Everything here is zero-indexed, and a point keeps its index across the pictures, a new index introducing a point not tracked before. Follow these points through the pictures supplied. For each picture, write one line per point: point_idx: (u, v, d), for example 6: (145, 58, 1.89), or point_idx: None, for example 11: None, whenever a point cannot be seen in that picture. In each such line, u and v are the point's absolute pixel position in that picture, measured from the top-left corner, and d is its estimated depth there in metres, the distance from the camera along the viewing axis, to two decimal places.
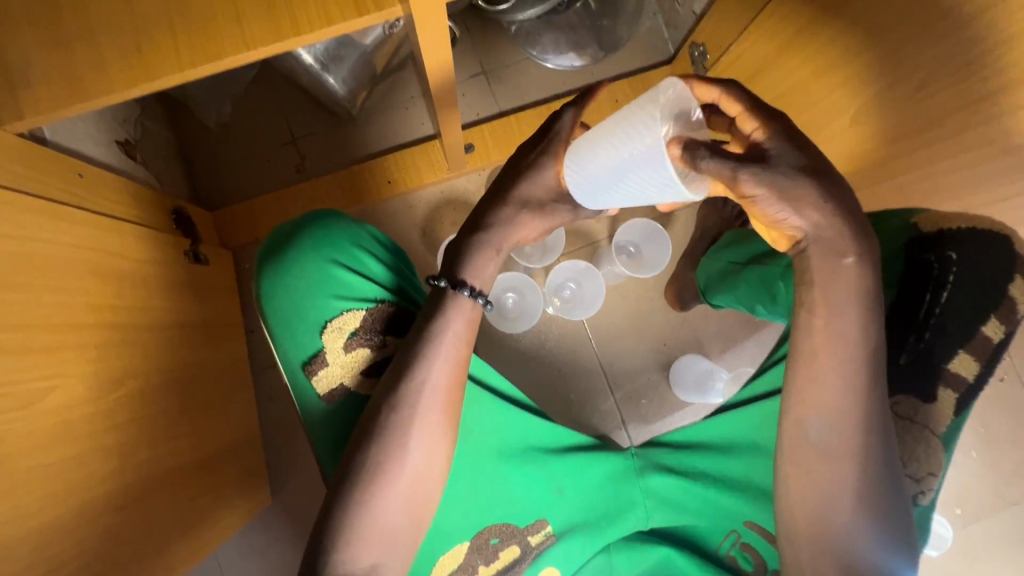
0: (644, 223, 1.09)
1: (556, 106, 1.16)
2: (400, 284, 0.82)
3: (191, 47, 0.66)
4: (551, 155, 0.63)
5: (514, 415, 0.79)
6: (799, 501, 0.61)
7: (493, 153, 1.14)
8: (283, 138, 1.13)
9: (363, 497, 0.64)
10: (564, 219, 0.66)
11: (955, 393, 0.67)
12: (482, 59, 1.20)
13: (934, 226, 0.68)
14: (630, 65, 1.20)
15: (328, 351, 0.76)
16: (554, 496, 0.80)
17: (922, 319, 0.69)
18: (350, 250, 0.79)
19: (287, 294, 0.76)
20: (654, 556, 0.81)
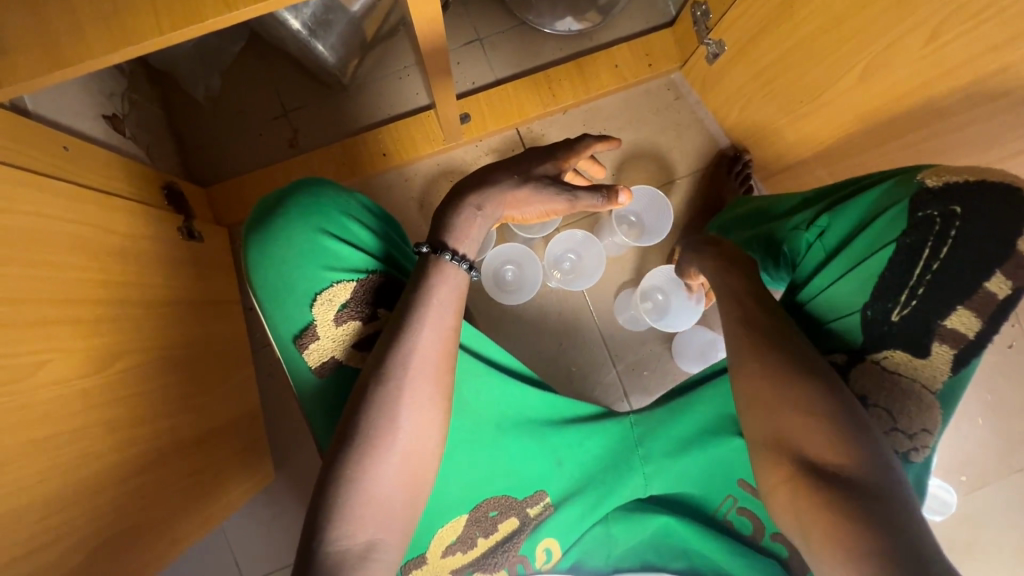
0: (644, 190, 1.05)
1: (554, 72, 1.12)
2: (388, 251, 0.71)
3: (170, 9, 0.60)
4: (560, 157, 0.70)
5: (507, 385, 0.69)
6: (757, 409, 0.57)
7: (489, 123, 1.10)
8: (274, 112, 1.11)
9: (348, 479, 0.55)
10: (562, 204, 0.67)
11: (953, 348, 0.57)
12: (476, 25, 1.15)
13: (938, 179, 0.57)
14: (630, 29, 1.17)
15: (318, 323, 0.66)
16: (553, 469, 0.69)
17: (916, 275, 0.58)
18: (332, 214, 0.67)
19: (273, 264, 0.66)
20: (651, 523, 0.67)
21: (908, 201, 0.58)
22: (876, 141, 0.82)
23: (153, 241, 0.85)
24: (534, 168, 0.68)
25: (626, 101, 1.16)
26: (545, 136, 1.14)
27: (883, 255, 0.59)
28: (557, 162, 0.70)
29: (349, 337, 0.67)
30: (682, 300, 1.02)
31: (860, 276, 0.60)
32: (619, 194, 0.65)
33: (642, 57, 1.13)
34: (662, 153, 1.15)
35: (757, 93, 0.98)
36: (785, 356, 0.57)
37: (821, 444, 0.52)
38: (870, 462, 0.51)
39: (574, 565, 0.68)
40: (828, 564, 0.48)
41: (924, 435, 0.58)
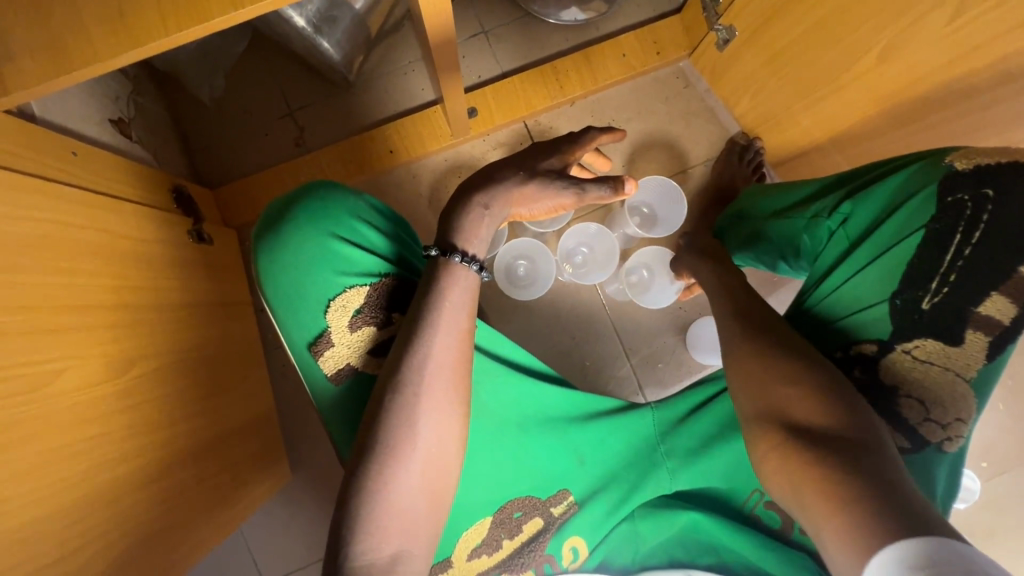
0: (656, 182, 1.04)
1: (561, 63, 1.11)
2: (400, 253, 0.70)
3: (176, 8, 0.59)
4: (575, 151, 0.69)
5: (524, 384, 0.68)
6: (746, 384, 0.57)
7: (497, 116, 1.09)
8: (280, 111, 1.09)
9: (370, 489, 0.54)
10: (570, 199, 0.66)
11: (988, 335, 0.55)
12: (481, 17, 1.14)
13: (969, 162, 0.55)
14: (638, 16, 1.15)
15: (333, 330, 0.65)
16: (575, 468, 0.69)
17: (947, 262, 0.56)
18: (340, 218, 0.66)
19: (283, 271, 0.65)
20: (677, 519, 0.66)
21: (937, 186, 0.56)
22: (896, 123, 0.80)
23: (163, 245, 0.84)
24: (540, 165, 0.68)
25: (634, 91, 1.14)
26: (553, 128, 1.13)
27: (911, 242, 0.57)
28: (563, 156, 0.69)
29: (363, 342, 0.66)
30: (663, 283, 1.06)
31: (887, 263, 0.59)
32: (626, 184, 0.63)
33: (651, 45, 1.12)
34: (672, 142, 1.13)
35: (770, 79, 0.96)
36: (777, 342, 0.58)
37: (808, 407, 0.52)
38: (856, 425, 0.51)
39: (600, 564, 0.67)
40: (823, 523, 0.46)
41: (958, 423, 0.58)
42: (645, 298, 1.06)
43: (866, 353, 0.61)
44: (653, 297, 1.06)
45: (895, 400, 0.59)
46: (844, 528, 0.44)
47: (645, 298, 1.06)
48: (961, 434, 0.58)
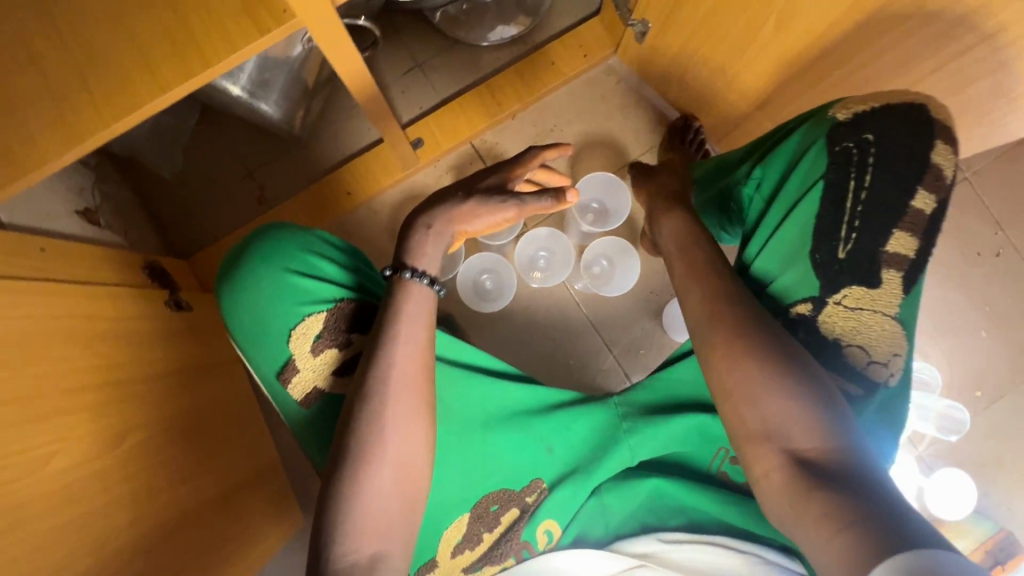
0: (598, 177, 1.09)
1: (495, 82, 1.16)
2: (358, 280, 0.73)
3: (109, 101, 0.65)
4: (505, 171, 0.72)
5: (489, 386, 0.71)
6: (735, 397, 0.57)
7: (443, 143, 1.14)
8: (240, 174, 1.15)
9: (346, 497, 0.57)
10: (511, 212, 0.69)
11: (899, 271, 0.59)
12: (412, 52, 1.19)
13: (848, 112, 0.61)
14: (560, 25, 1.20)
15: (297, 357, 0.68)
16: (545, 456, 0.71)
17: (849, 209, 0.59)
18: (296, 254, 0.70)
19: (245, 309, 0.69)
20: (639, 486, 0.68)
21: (825, 138, 0.60)
22: (807, 84, 0.84)
23: (142, 319, 0.89)
24: (481, 186, 0.71)
25: (570, 95, 1.19)
26: (499, 145, 1.18)
27: (814, 193, 0.60)
28: (502, 174, 0.72)
29: (327, 365, 0.69)
30: (625, 266, 1.10)
31: (800, 217, 0.61)
32: (566, 194, 0.66)
33: (577, 50, 1.16)
34: (615, 137, 1.18)
35: (689, 61, 1.00)
36: (761, 349, 0.57)
37: (799, 428, 0.53)
38: (850, 448, 0.52)
39: (575, 540, 0.68)
40: (824, 545, 0.47)
41: (897, 358, 0.60)
42: (611, 285, 1.11)
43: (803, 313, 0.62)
44: (619, 283, 1.10)
45: (840, 349, 0.61)
46: (844, 551, 0.45)
47: (611, 285, 1.11)
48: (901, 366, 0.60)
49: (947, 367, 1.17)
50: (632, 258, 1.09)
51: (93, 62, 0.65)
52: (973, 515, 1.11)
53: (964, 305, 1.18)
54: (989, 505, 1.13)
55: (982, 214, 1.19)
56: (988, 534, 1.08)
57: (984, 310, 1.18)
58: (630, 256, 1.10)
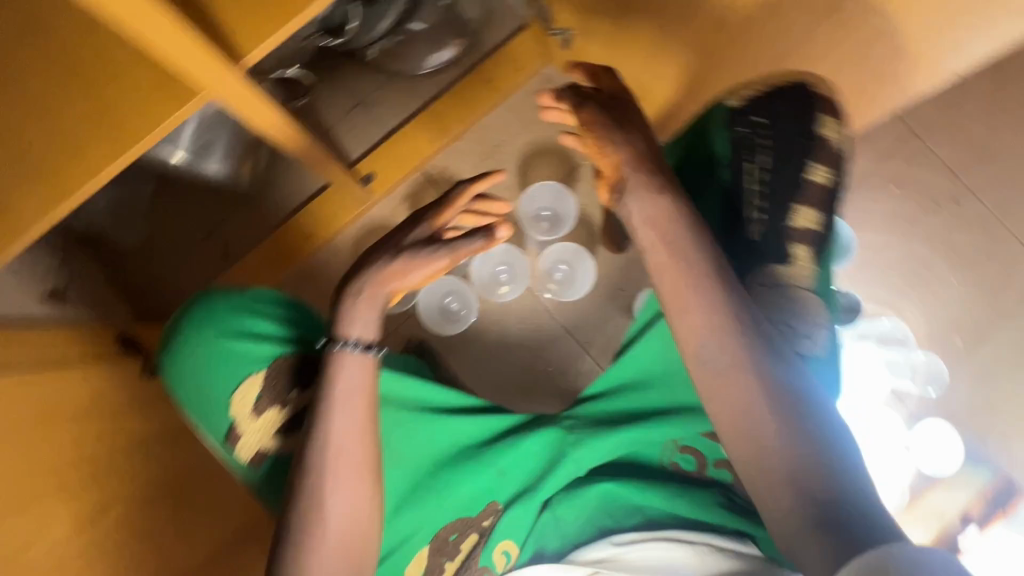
0: (545, 186, 1.12)
1: (435, 107, 1.18)
2: (298, 331, 0.74)
3: (46, 191, 0.68)
4: (434, 214, 0.70)
5: (438, 424, 0.74)
6: (737, 435, 0.57)
7: (393, 175, 1.17)
8: (202, 233, 1.17)
9: (294, 559, 0.60)
10: (444, 259, 0.67)
11: (806, 244, 0.74)
12: (353, 90, 1.21)
13: (743, 98, 0.77)
14: (493, 41, 1.22)
15: (239, 419, 0.70)
16: (495, 479, 0.72)
17: (756, 190, 0.75)
18: (233, 318, 0.72)
19: (187, 378, 0.71)
20: (588, 494, 0.69)
21: (729, 125, 0.76)
22: None
23: (116, 392, 0.90)
24: (409, 237, 0.69)
25: (510, 108, 1.21)
26: (449, 167, 1.20)
27: (721, 179, 0.77)
28: (430, 222, 0.70)
29: (268, 426, 0.71)
30: (582, 269, 1.12)
31: (716, 199, 0.77)
32: (498, 231, 0.66)
33: (510, 64, 1.19)
34: (561, 143, 1.19)
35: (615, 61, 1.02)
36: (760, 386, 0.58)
37: (802, 467, 0.54)
38: (845, 476, 0.53)
39: (534, 556, 0.69)
40: None
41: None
42: (571, 290, 1.12)
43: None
44: (579, 286, 1.12)
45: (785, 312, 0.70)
46: None
47: (571, 290, 1.12)
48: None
49: (925, 319, 1.17)
50: (586, 260, 1.12)
51: (26, 156, 0.68)
52: (970, 464, 1.10)
53: (932, 255, 1.18)
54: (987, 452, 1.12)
55: (935, 163, 1.19)
56: (984, 483, 1.09)
57: (952, 256, 1.18)
58: (584, 258, 1.12)
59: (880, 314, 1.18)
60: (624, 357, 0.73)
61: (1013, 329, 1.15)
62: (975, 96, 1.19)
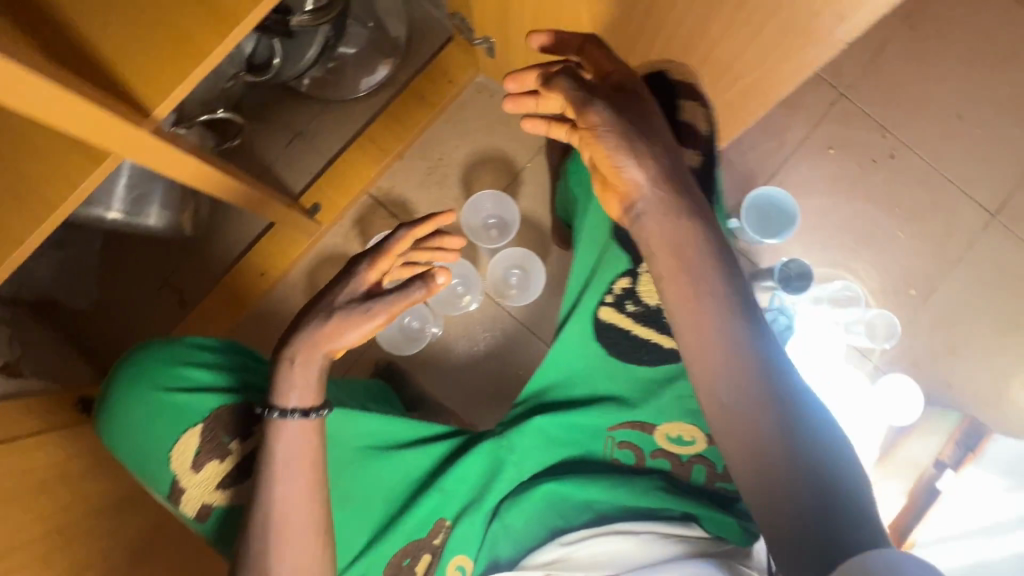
0: (489, 194, 1.15)
1: (373, 130, 1.19)
2: (233, 378, 0.74)
3: None
4: (368, 263, 0.69)
5: (382, 456, 0.74)
6: (731, 436, 0.56)
7: (339, 201, 1.17)
8: (156, 284, 1.16)
9: None
10: (385, 312, 0.67)
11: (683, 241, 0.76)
12: (289, 122, 1.21)
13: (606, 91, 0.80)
14: (422, 58, 1.23)
15: (180, 475, 0.71)
16: (439, 496, 0.71)
17: None
18: (176, 371, 0.72)
19: (126, 438, 0.72)
20: (533, 498, 0.69)
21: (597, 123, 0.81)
22: None
23: (80, 458, 0.90)
24: (344, 292, 0.68)
25: (448, 122, 1.22)
26: (395, 187, 1.21)
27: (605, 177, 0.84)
28: (365, 274, 0.68)
29: (211, 479, 0.71)
30: (534, 273, 1.13)
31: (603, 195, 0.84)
32: (437, 277, 0.68)
33: (442, 78, 1.19)
34: (502, 149, 1.20)
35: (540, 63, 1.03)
36: (754, 388, 0.56)
37: (793, 470, 0.53)
38: (836, 479, 0.52)
39: (488, 567, 0.69)
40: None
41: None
42: (529, 293, 1.13)
43: (626, 287, 0.68)
44: (535, 289, 1.13)
45: None
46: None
47: (529, 292, 1.13)
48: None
49: (879, 275, 1.19)
50: (537, 262, 1.13)
51: None
52: (937, 409, 1.12)
53: (876, 212, 1.21)
54: (953, 396, 1.15)
55: (868, 122, 1.22)
56: (952, 425, 1.10)
57: (897, 210, 1.21)
58: (535, 261, 1.13)
59: (834, 275, 1.19)
60: (551, 356, 0.73)
61: (961, 274, 1.19)
62: (896, 54, 1.22)
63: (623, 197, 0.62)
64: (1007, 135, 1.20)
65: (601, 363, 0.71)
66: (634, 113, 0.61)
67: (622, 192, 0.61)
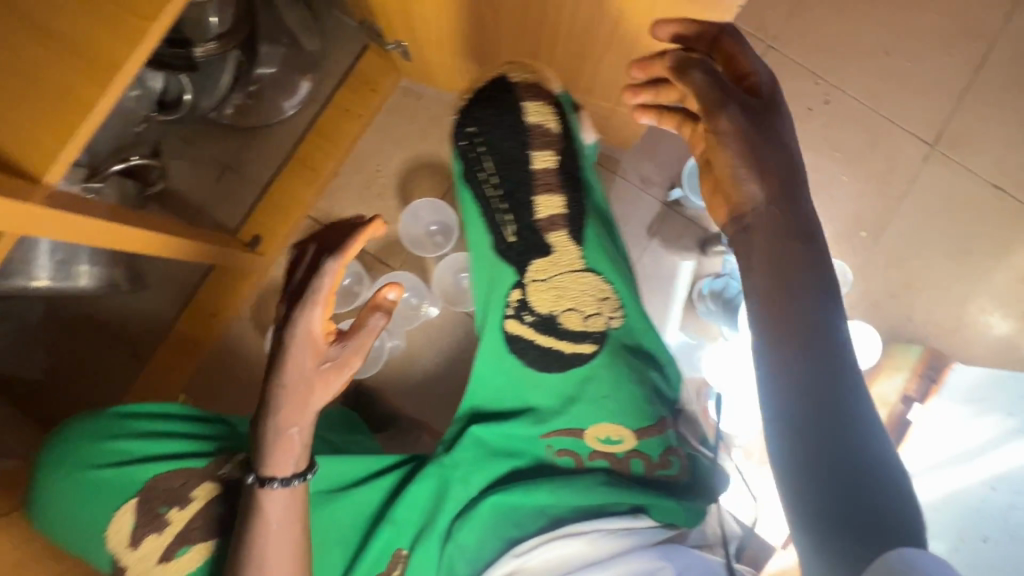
0: (427, 203, 1.13)
1: (303, 151, 1.16)
2: (157, 448, 0.75)
3: None
4: (314, 306, 0.59)
5: (334, 498, 0.73)
6: (790, 393, 0.52)
7: (280, 228, 1.15)
8: (106, 341, 1.13)
9: None
10: (357, 356, 0.63)
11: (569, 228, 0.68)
12: (215, 154, 1.17)
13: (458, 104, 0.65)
14: (341, 69, 1.19)
15: (119, 551, 0.73)
16: (389, 528, 0.69)
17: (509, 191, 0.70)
18: (104, 446, 0.74)
19: (58, 521, 0.73)
20: (484, 510, 0.69)
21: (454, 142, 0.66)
22: (546, 50, 0.85)
23: None
24: (305, 342, 0.60)
25: (378, 131, 1.19)
26: (336, 207, 1.18)
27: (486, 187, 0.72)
28: (317, 320, 0.60)
29: (152, 552, 0.73)
30: None
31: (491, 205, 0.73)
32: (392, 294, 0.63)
33: (363, 87, 1.16)
34: (437, 152, 1.18)
35: (455, 61, 0.99)
36: (827, 356, 0.52)
37: (849, 446, 0.50)
38: (882, 466, 0.50)
39: None
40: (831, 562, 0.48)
41: (607, 300, 0.70)
42: None
43: (519, 299, 0.70)
44: None
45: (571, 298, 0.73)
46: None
47: None
48: (615, 306, 0.70)
49: (828, 222, 1.20)
50: None
51: None
52: (900, 345, 1.14)
53: (819, 160, 1.20)
54: (916, 328, 1.16)
55: (798, 70, 1.21)
56: (916, 359, 1.11)
57: (838, 153, 1.20)
58: None
59: None
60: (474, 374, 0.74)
61: (908, 209, 1.20)
62: None
63: (731, 212, 0.60)
64: (936, 65, 1.20)
65: (519, 374, 0.74)
66: (763, 131, 0.56)
67: (735, 207, 0.59)
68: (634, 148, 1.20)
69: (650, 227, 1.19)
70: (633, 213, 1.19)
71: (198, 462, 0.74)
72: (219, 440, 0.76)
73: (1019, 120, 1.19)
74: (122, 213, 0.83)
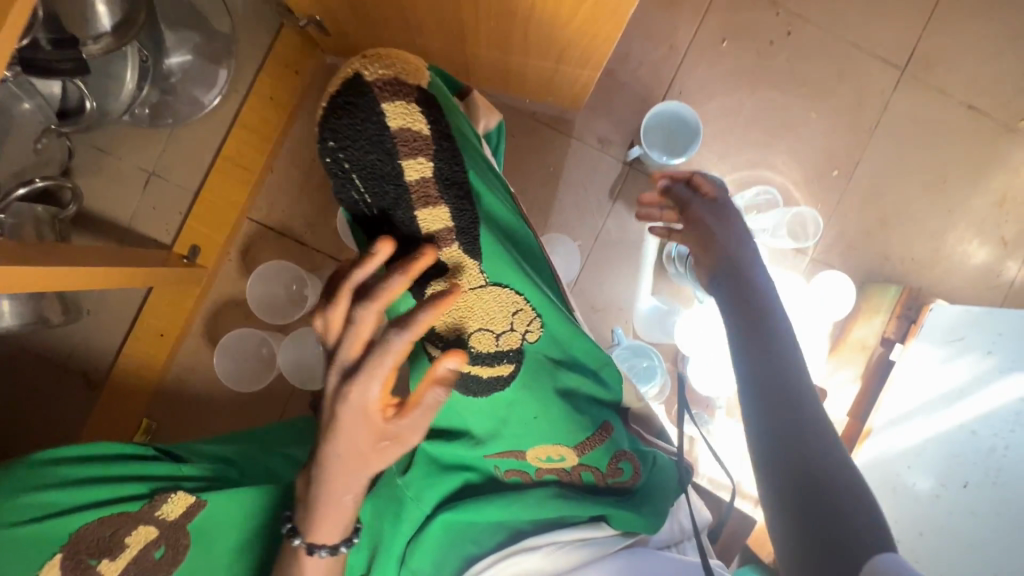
0: None
1: (231, 148, 1.06)
2: (84, 493, 0.64)
3: None
4: (369, 380, 0.44)
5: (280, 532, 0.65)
6: (752, 396, 0.57)
7: (218, 235, 1.07)
8: (52, 377, 1.05)
9: None
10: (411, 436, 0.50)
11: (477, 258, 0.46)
12: (139, 161, 1.08)
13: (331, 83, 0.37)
14: (259, 52, 1.08)
15: None
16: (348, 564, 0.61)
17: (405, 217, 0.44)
18: (17, 502, 0.62)
19: None
20: (435, 530, 0.61)
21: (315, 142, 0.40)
22: (469, 12, 0.75)
23: None
24: (350, 419, 0.45)
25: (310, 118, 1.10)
26: (277, 206, 1.11)
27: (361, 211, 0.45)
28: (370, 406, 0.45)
29: None
30: None
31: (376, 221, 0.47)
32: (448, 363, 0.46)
33: (285, 71, 1.05)
34: None
35: (378, 31, 0.89)
36: (783, 366, 0.58)
37: (806, 437, 0.53)
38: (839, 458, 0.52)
39: None
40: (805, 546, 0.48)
41: (519, 314, 0.50)
42: None
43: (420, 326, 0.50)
44: None
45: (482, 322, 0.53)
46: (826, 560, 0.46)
47: None
48: (533, 320, 0.51)
49: (799, 164, 1.13)
50: None
51: None
52: (877, 287, 1.09)
53: (785, 99, 1.12)
54: (892, 268, 1.13)
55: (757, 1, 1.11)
56: (894, 300, 1.04)
57: (805, 89, 1.12)
58: None
59: (753, 177, 1.13)
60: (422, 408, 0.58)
61: (881, 141, 1.13)
62: None
63: (703, 277, 0.70)
64: None
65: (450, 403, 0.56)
66: (719, 217, 0.70)
67: (704, 270, 0.70)
68: (588, 106, 1.11)
69: (613, 191, 1.12)
70: (593, 177, 1.12)
71: (132, 506, 0.64)
72: (155, 478, 0.67)
73: (991, 32, 1.11)
74: (47, 250, 0.76)
